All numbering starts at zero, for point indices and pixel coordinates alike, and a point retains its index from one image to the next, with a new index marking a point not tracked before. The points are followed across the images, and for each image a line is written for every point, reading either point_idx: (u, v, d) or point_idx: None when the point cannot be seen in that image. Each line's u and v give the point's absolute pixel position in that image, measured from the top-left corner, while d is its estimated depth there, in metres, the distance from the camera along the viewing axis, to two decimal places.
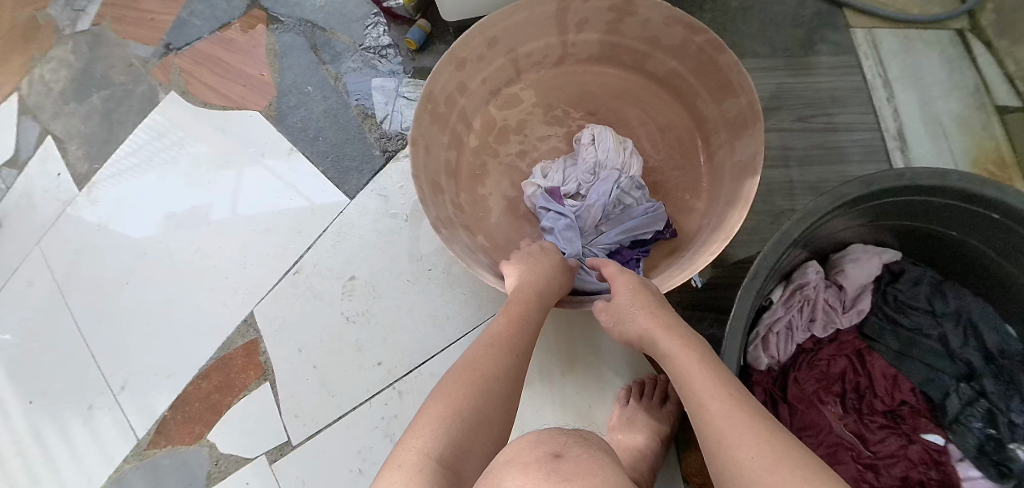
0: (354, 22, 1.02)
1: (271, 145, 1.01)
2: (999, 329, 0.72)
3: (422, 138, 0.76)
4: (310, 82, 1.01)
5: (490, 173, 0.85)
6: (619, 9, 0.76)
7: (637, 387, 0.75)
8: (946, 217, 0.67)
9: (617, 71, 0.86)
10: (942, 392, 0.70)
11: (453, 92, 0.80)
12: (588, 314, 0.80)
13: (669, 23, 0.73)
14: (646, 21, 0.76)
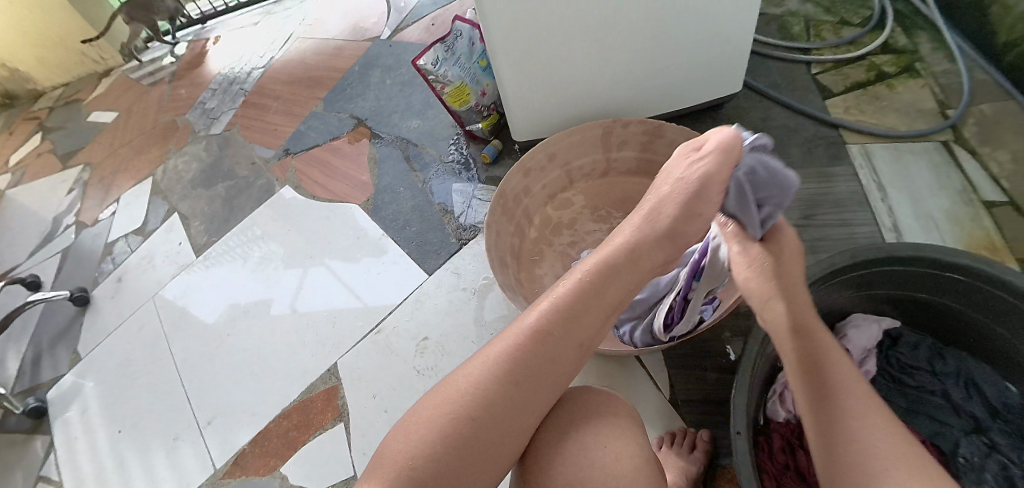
0: (440, 140, 1.28)
1: (366, 231, 1.23)
2: (998, 385, 0.84)
3: (496, 224, 0.98)
4: (401, 185, 1.25)
5: (546, 257, 1.05)
6: (650, 133, 1.02)
7: (669, 436, 0.89)
8: (928, 284, 0.82)
9: (650, 182, 1.08)
10: (952, 443, 0.82)
11: (520, 192, 1.03)
12: (629, 371, 0.96)
13: (691, 141, 0.98)
14: (672, 141, 1.01)
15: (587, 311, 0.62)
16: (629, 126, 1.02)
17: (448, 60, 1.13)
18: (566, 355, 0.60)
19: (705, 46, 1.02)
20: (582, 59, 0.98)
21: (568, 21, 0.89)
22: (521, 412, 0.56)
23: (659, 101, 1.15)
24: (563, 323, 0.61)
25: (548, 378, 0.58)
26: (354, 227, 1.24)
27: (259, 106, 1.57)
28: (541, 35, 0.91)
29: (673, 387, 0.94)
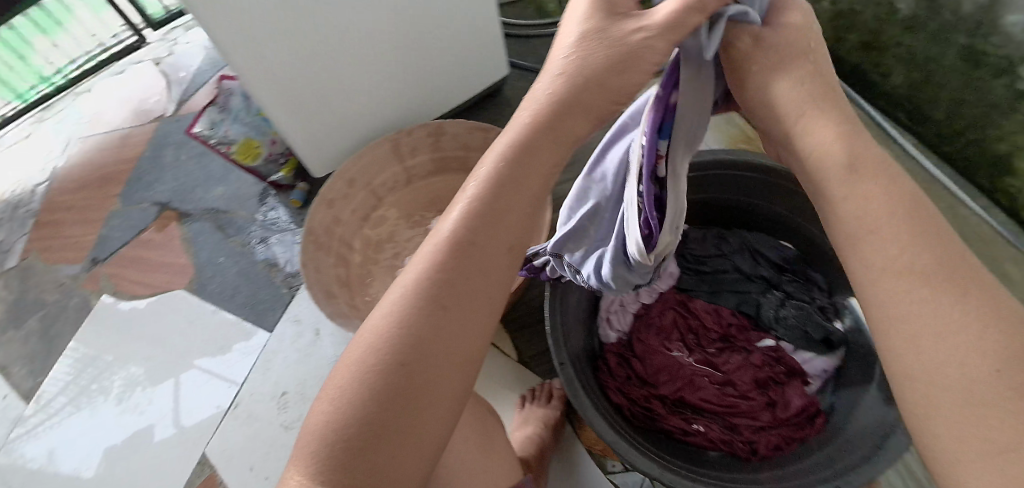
0: (247, 200, 1.25)
1: (212, 315, 1.19)
2: (776, 247, 0.99)
3: (312, 262, 1.00)
4: (221, 255, 1.23)
5: (375, 276, 1.09)
6: (434, 133, 1.06)
7: (530, 394, 0.97)
8: (699, 186, 0.96)
9: (453, 176, 1.14)
10: (754, 307, 0.96)
11: (331, 225, 1.05)
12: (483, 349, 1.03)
13: (470, 129, 1.04)
14: (454, 135, 1.06)
15: (495, 230, 0.46)
16: (413, 133, 1.06)
17: (223, 117, 1.14)
18: (475, 293, 0.45)
19: (462, 46, 1.13)
20: (353, 85, 1.04)
21: (324, 56, 0.95)
22: (435, 376, 0.43)
23: (444, 101, 1.23)
24: (465, 257, 0.45)
25: (455, 328, 0.44)
26: (184, 314, 1.21)
27: (52, 224, 1.39)
28: (304, 75, 0.96)
29: (519, 349, 1.02)
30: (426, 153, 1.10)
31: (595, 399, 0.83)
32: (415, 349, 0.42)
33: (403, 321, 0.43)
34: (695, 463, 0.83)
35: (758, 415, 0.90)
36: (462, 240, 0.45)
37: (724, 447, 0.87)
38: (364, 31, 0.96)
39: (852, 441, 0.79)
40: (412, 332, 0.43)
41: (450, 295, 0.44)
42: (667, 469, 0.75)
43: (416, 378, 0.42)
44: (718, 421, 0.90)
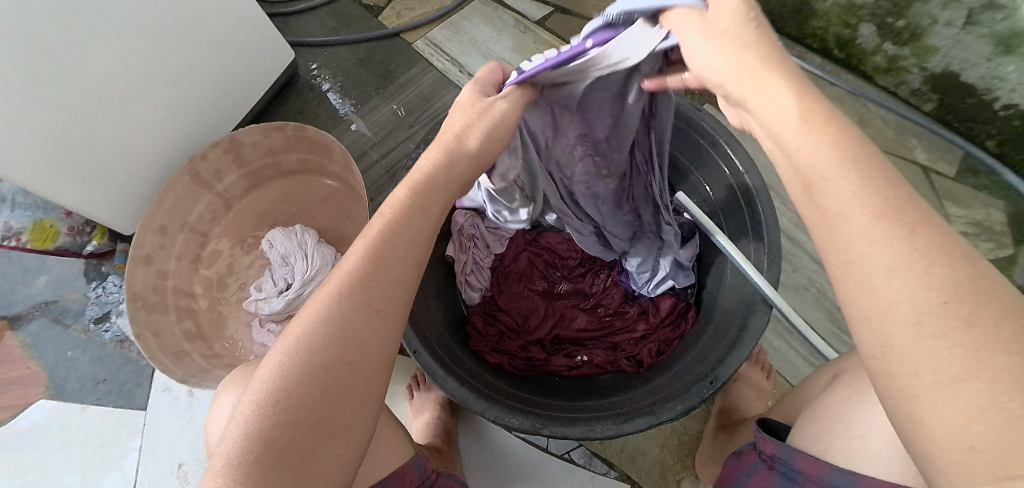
0: (75, 280, 1.17)
1: (111, 406, 1.08)
2: None
3: (150, 328, 0.95)
4: (67, 348, 1.12)
5: (227, 316, 1.05)
6: (232, 148, 1.05)
7: (415, 380, 0.92)
8: None
9: (273, 185, 1.14)
10: None
11: (158, 282, 1.00)
12: None
13: (267, 133, 1.04)
14: (254, 142, 1.05)
15: (403, 247, 0.50)
16: (207, 155, 1.03)
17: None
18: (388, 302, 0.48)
19: (249, 57, 1.10)
20: (133, 127, 0.95)
21: (81, 106, 0.86)
22: (356, 387, 0.45)
23: (233, 113, 1.14)
24: (381, 274, 0.48)
25: (370, 337, 0.47)
26: (42, 426, 1.07)
27: None
28: (68, 134, 0.86)
29: None
30: (233, 173, 1.08)
31: (466, 366, 0.79)
32: (336, 357, 0.45)
33: (325, 333, 0.45)
34: (584, 396, 0.81)
35: (635, 327, 0.90)
36: (374, 256, 0.48)
37: (612, 368, 0.87)
38: (114, 65, 0.88)
39: (719, 321, 0.80)
40: (328, 346, 0.45)
41: (366, 305, 0.47)
42: (547, 418, 0.70)
43: (338, 382, 0.44)
44: (600, 345, 0.90)
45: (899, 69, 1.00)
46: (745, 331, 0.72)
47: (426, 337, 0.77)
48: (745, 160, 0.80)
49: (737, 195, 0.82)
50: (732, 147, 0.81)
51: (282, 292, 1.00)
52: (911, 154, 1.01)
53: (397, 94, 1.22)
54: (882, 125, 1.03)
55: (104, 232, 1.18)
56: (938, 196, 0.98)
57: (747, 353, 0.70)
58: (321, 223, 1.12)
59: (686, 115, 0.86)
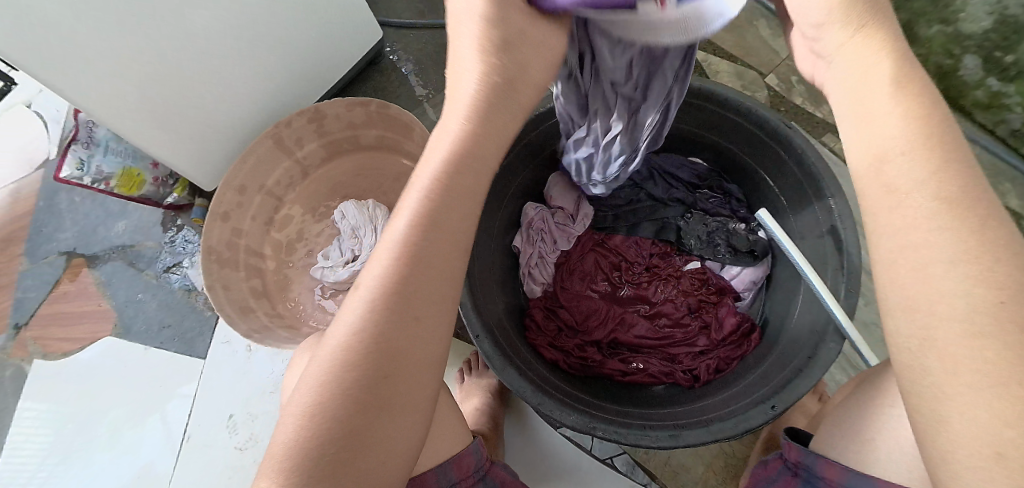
0: (152, 228, 1.23)
1: (173, 351, 1.13)
2: (684, 166, 1.00)
3: (221, 282, 0.99)
4: (139, 291, 1.19)
5: (292, 279, 1.09)
6: (315, 118, 1.08)
7: (468, 364, 0.93)
8: None
9: (348, 158, 1.17)
10: (674, 231, 0.97)
11: (232, 239, 1.05)
12: None
13: (350, 107, 1.07)
14: (336, 115, 1.08)
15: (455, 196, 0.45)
16: (292, 123, 1.06)
17: (93, 155, 1.20)
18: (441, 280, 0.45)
19: (338, 31, 1.13)
20: (225, 89, 1.00)
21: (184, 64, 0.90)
22: (411, 376, 0.44)
23: (317, 85, 1.18)
24: (434, 235, 0.44)
25: (426, 299, 0.44)
26: (110, 360, 1.14)
27: None
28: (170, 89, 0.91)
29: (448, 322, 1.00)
30: (314, 142, 1.11)
31: (524, 358, 0.80)
32: (394, 324, 0.43)
33: (381, 297, 0.43)
34: (638, 403, 0.80)
35: (696, 341, 0.89)
36: (427, 209, 0.44)
37: (666, 379, 0.87)
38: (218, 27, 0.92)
39: (786, 348, 0.78)
40: (385, 318, 0.43)
41: (420, 268, 0.43)
42: (601, 420, 0.70)
43: (396, 347, 0.43)
44: (658, 354, 0.89)
45: (1000, 107, 0.95)
46: (813, 364, 0.69)
47: (489, 324, 0.79)
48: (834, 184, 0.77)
49: (823, 221, 0.79)
50: (821, 170, 0.78)
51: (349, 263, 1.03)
52: (1001, 197, 0.96)
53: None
54: None
55: (185, 186, 1.22)
56: None
57: (815, 382, 0.68)
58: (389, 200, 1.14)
59: (775, 130, 0.83)
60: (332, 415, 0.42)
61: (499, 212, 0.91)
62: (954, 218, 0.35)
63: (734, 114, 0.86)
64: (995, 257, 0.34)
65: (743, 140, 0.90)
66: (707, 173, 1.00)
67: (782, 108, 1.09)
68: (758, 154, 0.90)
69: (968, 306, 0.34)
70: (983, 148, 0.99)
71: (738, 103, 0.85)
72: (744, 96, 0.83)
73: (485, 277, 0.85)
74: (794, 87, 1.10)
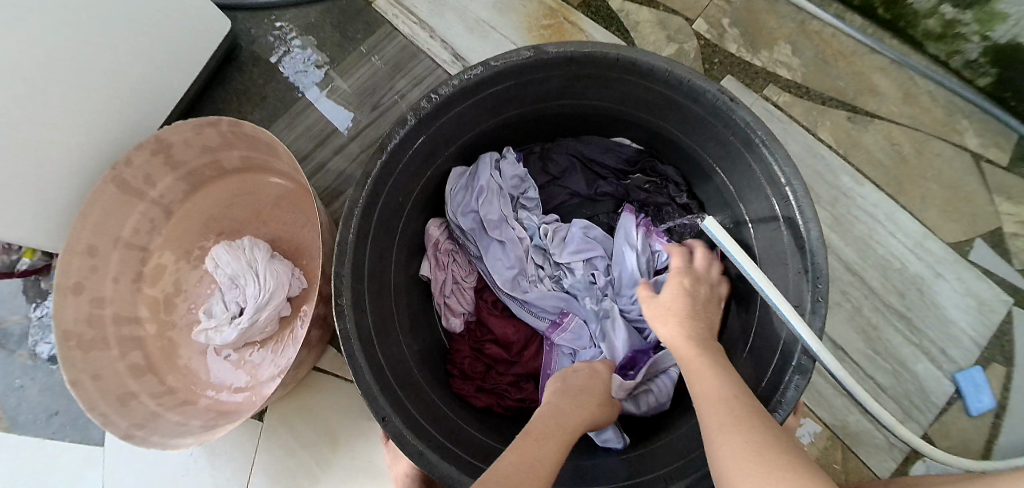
0: (14, 300, 1.04)
1: (66, 441, 0.98)
2: (608, 149, 0.87)
3: (89, 370, 0.84)
4: (14, 377, 1.01)
5: (181, 344, 0.93)
6: (159, 150, 0.89)
7: None
8: (500, 102, 0.77)
9: (221, 184, 0.99)
10: (605, 226, 0.87)
11: (93, 311, 0.88)
12: (313, 378, 0.87)
13: (197, 130, 0.87)
14: (185, 142, 0.89)
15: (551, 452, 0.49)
16: (132, 160, 0.88)
17: None
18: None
19: (168, 31, 0.90)
20: (34, 140, 0.79)
21: None
22: None
23: (163, 102, 0.96)
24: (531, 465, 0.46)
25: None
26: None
27: None
28: None
29: None
30: (168, 176, 0.93)
31: (446, 426, 0.69)
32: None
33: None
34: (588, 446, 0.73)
35: None
36: (526, 459, 0.47)
37: None
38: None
39: (751, 370, 0.69)
40: None
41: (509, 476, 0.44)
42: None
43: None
44: None
45: (956, 36, 0.82)
46: (781, 396, 0.60)
47: (395, 397, 0.66)
48: (787, 167, 0.64)
49: (777, 213, 0.68)
50: (771, 150, 0.65)
51: (235, 319, 0.87)
52: (961, 139, 0.85)
53: (355, 68, 1.03)
54: (930, 104, 0.86)
55: (33, 248, 1.02)
56: (991, 191, 0.83)
57: (783, 417, 0.59)
58: (276, 230, 0.96)
59: (713, 105, 0.69)
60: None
61: (394, 245, 0.77)
62: (745, 439, 0.42)
63: (662, 86, 0.72)
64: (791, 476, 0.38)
65: (674, 116, 0.77)
66: (636, 155, 0.87)
67: (714, 60, 0.92)
68: (691, 130, 0.77)
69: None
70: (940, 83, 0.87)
71: (661, 73, 0.69)
72: (670, 63, 0.67)
73: (386, 331, 0.72)
74: (726, 32, 0.93)
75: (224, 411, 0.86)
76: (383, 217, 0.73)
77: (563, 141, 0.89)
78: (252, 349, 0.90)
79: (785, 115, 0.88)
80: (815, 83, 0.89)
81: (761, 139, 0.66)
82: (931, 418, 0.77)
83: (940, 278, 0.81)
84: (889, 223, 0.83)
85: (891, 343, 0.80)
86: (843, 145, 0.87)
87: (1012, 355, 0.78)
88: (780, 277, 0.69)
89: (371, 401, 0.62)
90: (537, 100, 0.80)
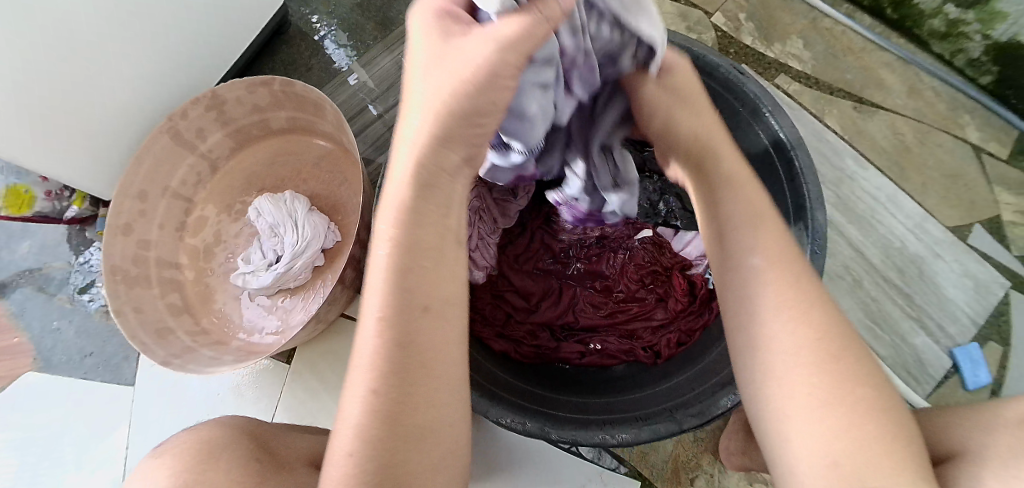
0: (58, 246, 1.10)
1: (97, 381, 1.02)
2: None
3: (131, 303, 0.88)
4: (51, 318, 1.06)
5: (215, 290, 0.98)
6: (213, 105, 0.95)
7: None
8: None
9: (262, 146, 1.05)
10: None
11: (139, 252, 0.94)
12: (338, 326, 0.92)
13: (250, 87, 0.94)
14: (236, 99, 0.96)
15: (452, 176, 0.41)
16: (188, 113, 0.94)
17: None
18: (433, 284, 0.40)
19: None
20: (103, 85, 0.85)
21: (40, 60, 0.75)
22: (431, 387, 0.39)
23: (216, 66, 1.03)
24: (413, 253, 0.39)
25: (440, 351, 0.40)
26: (27, 398, 1.02)
27: None
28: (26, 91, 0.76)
29: None
30: (217, 132, 1.00)
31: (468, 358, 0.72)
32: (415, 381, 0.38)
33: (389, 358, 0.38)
34: (595, 389, 0.75)
35: (653, 315, 0.83)
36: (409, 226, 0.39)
37: (626, 358, 0.80)
38: (81, 13, 0.78)
39: None
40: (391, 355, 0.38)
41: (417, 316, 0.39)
42: (578, 424, 0.63)
43: (417, 404, 0.38)
44: (614, 332, 0.83)
45: (958, 35, 0.89)
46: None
47: None
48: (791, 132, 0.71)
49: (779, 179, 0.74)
50: (778, 118, 0.72)
51: (271, 265, 0.92)
52: (962, 132, 0.91)
53: (394, 45, 1.11)
54: (934, 98, 0.92)
55: (83, 196, 1.09)
56: (990, 182, 0.89)
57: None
58: (312, 187, 1.01)
59: (724, 78, 0.77)
60: (369, 453, 0.37)
61: None
62: (838, 399, 0.40)
63: (680, 62, 0.80)
64: (870, 430, 0.39)
65: None
66: None
67: (730, 50, 0.98)
68: (705, 105, 0.84)
69: (835, 450, 0.39)
70: (943, 81, 0.93)
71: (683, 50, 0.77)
72: (688, 41, 0.76)
73: None
74: (743, 26, 0.99)
75: (254, 351, 0.90)
76: None
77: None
78: (284, 295, 0.95)
79: (795, 101, 0.94)
80: (825, 75, 0.95)
81: (767, 109, 0.73)
82: (930, 389, 0.81)
83: (939, 259, 0.86)
84: (893, 206, 0.88)
85: (892, 317, 0.84)
86: (850, 132, 0.92)
87: (1008, 335, 0.82)
88: None
89: None
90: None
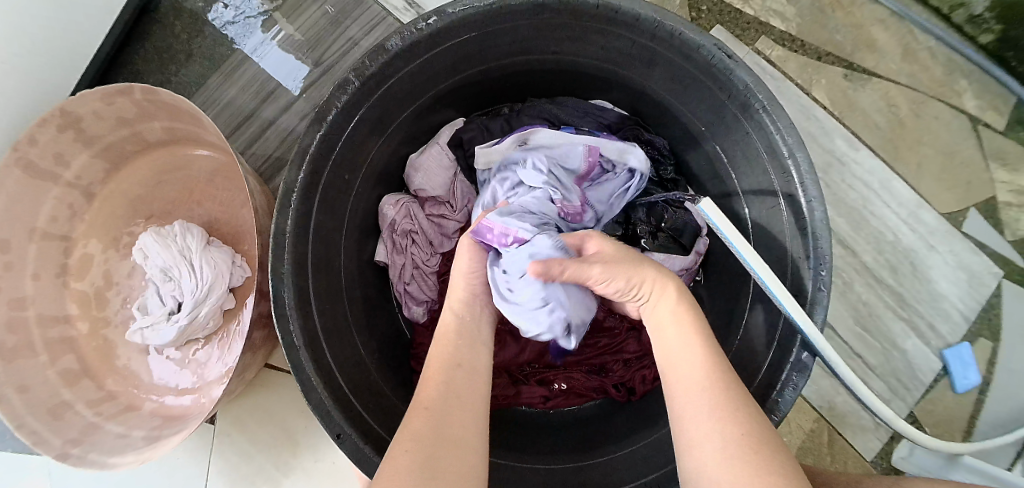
0: None
1: None
2: (587, 115, 0.78)
3: (16, 381, 0.74)
4: None
5: (117, 344, 0.84)
6: (69, 125, 0.76)
7: None
8: (460, 60, 0.68)
9: (147, 163, 0.88)
10: None
11: (13, 314, 0.78)
12: (262, 380, 0.81)
13: (109, 98, 0.74)
14: (96, 114, 0.76)
15: (477, 316, 0.53)
16: (37, 139, 0.74)
17: None
18: (461, 364, 0.46)
19: None
20: None
21: None
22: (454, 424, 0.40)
23: (70, 64, 0.82)
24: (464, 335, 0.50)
25: (464, 401, 0.43)
26: None
27: None
28: None
29: None
30: (82, 153, 0.81)
31: None
32: (432, 425, 0.39)
33: (422, 410, 0.41)
34: (573, 446, 0.69)
35: (624, 347, 0.76)
36: (466, 340, 0.50)
37: (595, 395, 0.74)
38: None
39: (746, 356, 0.65)
40: (444, 395, 0.42)
41: (451, 381, 0.44)
42: None
43: (444, 446, 0.38)
44: (580, 368, 0.76)
45: None
46: (778, 395, 0.55)
47: (351, 408, 0.59)
48: (789, 137, 0.56)
49: (779, 196, 0.61)
50: (773, 117, 0.57)
51: (172, 315, 0.78)
52: (958, 100, 0.80)
53: (295, 17, 0.90)
54: (930, 62, 0.80)
55: None
56: (991, 158, 0.79)
57: (779, 419, 0.53)
58: (211, 211, 0.85)
59: (707, 61, 0.59)
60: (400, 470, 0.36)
61: (341, 232, 0.68)
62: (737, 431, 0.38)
63: (647, 38, 0.62)
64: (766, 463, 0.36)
65: (660, 75, 0.68)
66: (619, 120, 0.79)
67: (702, 7, 0.82)
68: (680, 90, 0.68)
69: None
70: (939, 39, 0.80)
71: (648, 25, 0.59)
72: (659, 11, 0.57)
73: (339, 334, 0.64)
74: None
75: (171, 416, 0.79)
76: (324, 199, 0.63)
77: (539, 103, 0.79)
78: (195, 345, 0.82)
79: (777, 71, 0.81)
80: (811, 35, 0.81)
81: (762, 104, 0.57)
82: (916, 396, 0.76)
83: (933, 250, 0.78)
84: (885, 192, 0.79)
85: (880, 320, 0.77)
86: (839, 107, 0.80)
87: (999, 329, 0.76)
88: (780, 270, 0.63)
89: (320, 417, 0.55)
90: (500, 56, 0.70)
